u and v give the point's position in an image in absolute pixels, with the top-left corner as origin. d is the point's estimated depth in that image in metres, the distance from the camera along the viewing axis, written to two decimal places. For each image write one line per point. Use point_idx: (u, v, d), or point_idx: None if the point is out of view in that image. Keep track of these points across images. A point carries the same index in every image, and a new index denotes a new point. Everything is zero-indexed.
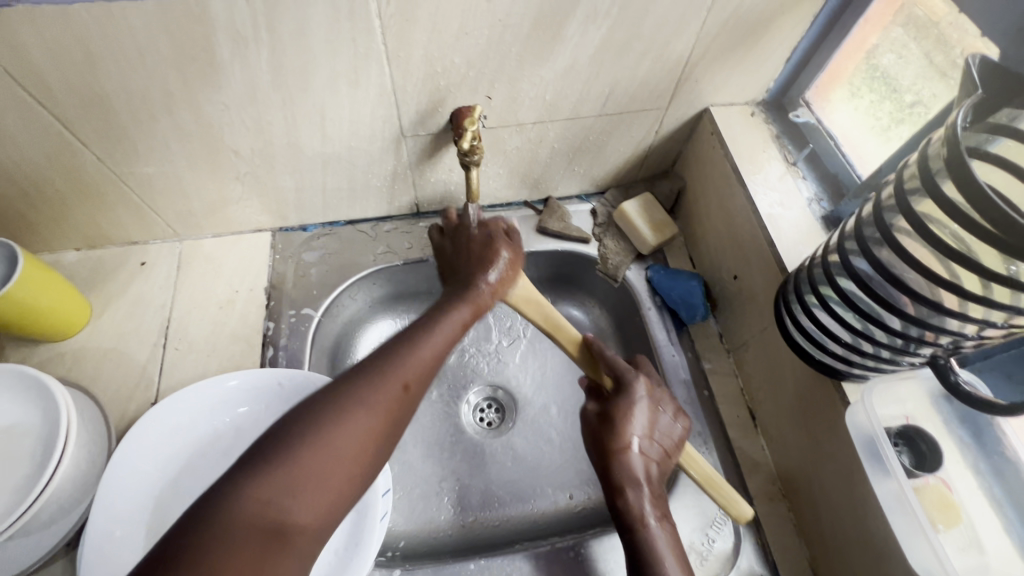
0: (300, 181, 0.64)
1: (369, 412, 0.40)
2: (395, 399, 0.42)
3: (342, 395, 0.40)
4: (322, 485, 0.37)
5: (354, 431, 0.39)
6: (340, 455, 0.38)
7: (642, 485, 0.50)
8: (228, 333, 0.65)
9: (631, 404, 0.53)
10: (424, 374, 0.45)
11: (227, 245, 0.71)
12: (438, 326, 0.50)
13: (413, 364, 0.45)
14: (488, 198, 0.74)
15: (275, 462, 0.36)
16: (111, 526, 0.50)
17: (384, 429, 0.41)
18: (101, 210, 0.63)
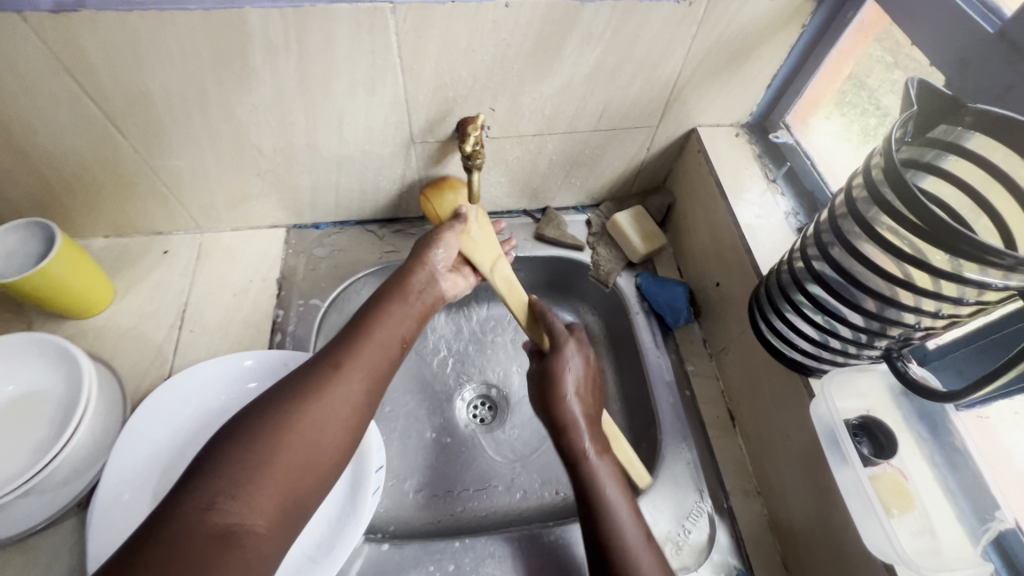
0: (316, 180, 0.69)
1: (309, 412, 0.45)
2: (330, 379, 0.48)
3: (275, 402, 0.45)
4: (274, 484, 0.42)
5: (295, 440, 0.44)
6: (282, 445, 0.43)
7: (584, 427, 0.55)
8: (240, 318, 0.69)
9: (564, 359, 0.59)
10: (362, 360, 0.51)
11: (245, 238, 0.76)
12: (379, 317, 0.56)
13: (352, 354, 0.51)
14: (490, 204, 0.79)
15: (221, 473, 0.40)
16: (120, 488, 0.54)
17: (327, 433, 0.46)
18: (132, 199, 0.68)
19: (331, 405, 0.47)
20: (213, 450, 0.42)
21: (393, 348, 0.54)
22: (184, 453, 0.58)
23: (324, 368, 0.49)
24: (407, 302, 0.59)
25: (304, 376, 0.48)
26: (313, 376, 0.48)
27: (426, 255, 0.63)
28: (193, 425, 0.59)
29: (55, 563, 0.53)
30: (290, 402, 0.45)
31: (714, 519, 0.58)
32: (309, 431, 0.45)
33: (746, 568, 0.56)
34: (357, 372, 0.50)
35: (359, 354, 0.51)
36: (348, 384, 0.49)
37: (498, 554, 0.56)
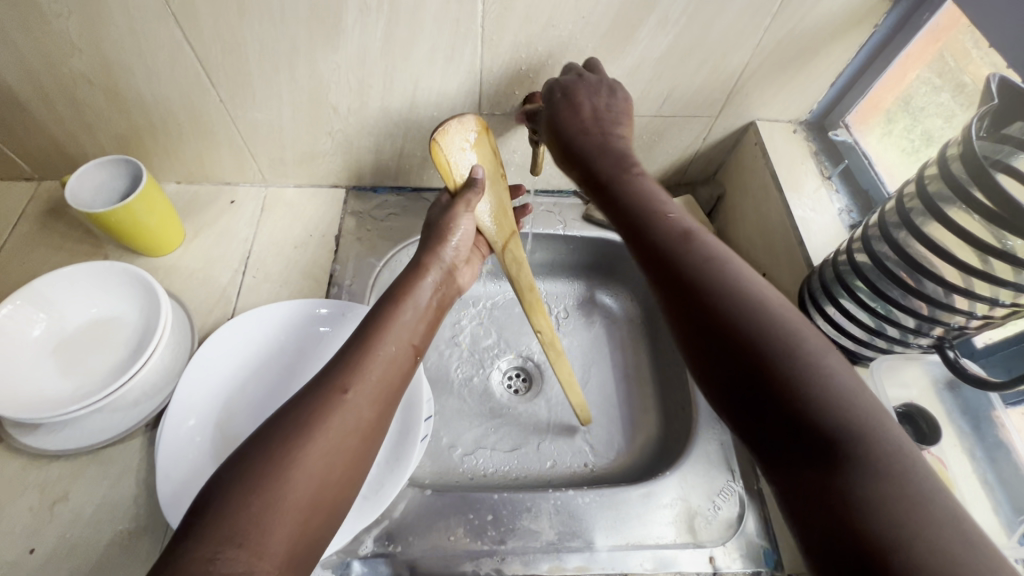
0: (382, 143, 0.72)
1: (312, 446, 0.42)
2: (338, 404, 0.45)
3: (281, 432, 0.42)
4: (284, 529, 0.38)
5: (299, 480, 0.40)
6: (290, 487, 0.39)
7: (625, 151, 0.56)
8: (300, 268, 0.72)
9: (576, 97, 0.57)
10: (369, 382, 0.48)
11: (307, 195, 0.79)
12: (389, 330, 0.52)
13: (361, 374, 0.48)
14: (542, 182, 0.81)
15: (226, 517, 0.37)
16: (187, 414, 0.57)
17: (335, 468, 0.42)
18: (208, 148, 0.72)
19: (337, 433, 0.43)
20: (220, 483, 0.39)
21: (401, 361, 0.52)
22: (246, 388, 0.62)
23: (331, 393, 0.46)
24: (416, 306, 0.57)
25: (307, 401, 0.45)
26: (316, 400, 0.45)
27: (436, 256, 0.61)
28: (256, 363, 0.63)
29: (125, 477, 0.56)
30: (292, 435, 0.42)
31: (744, 498, 0.60)
32: (316, 466, 0.41)
33: (774, 548, 0.57)
34: (365, 395, 0.47)
35: (366, 371, 0.48)
36: (355, 407, 0.46)
37: (534, 510, 0.58)
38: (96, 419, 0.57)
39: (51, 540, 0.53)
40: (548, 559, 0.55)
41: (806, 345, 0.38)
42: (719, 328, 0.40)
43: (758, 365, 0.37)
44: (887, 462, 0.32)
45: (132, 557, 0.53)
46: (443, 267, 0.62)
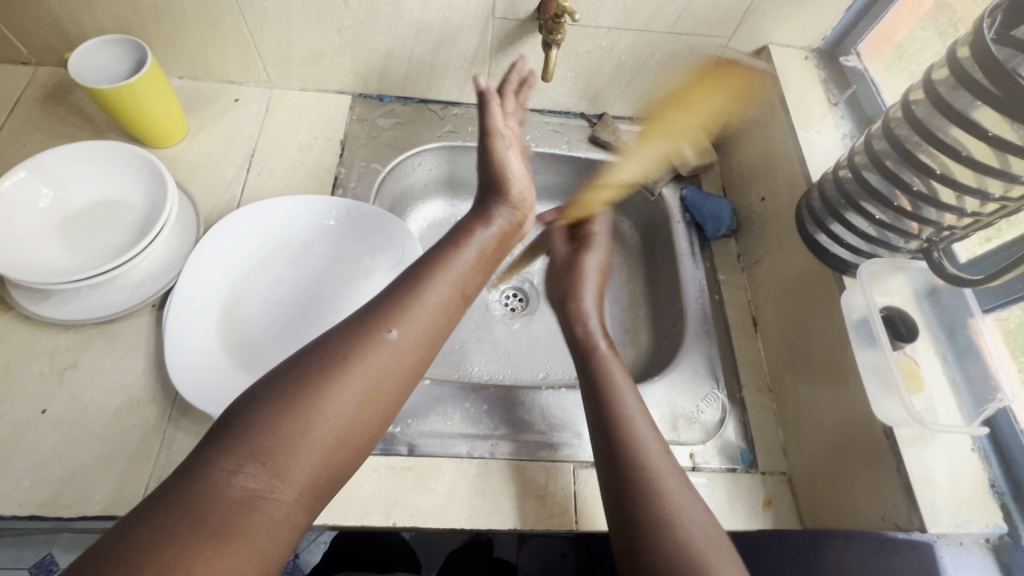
0: (392, 45, 0.71)
1: (345, 383, 0.42)
2: (379, 345, 0.45)
3: (321, 360, 0.43)
4: (306, 458, 0.39)
5: (327, 411, 0.41)
6: (322, 419, 0.40)
7: (591, 320, 0.65)
8: (305, 169, 0.72)
9: (587, 253, 0.71)
10: (414, 325, 0.47)
11: (312, 99, 0.78)
12: (439, 275, 0.51)
13: (404, 316, 0.47)
14: (551, 101, 0.81)
15: (253, 433, 0.38)
16: (194, 294, 0.58)
17: (366, 407, 0.43)
18: (212, 39, 0.70)
19: (377, 376, 0.44)
20: (254, 399, 0.40)
21: (451, 311, 0.51)
22: (251, 277, 0.63)
23: (377, 333, 0.45)
24: (475, 253, 0.55)
25: (347, 337, 0.44)
26: (358, 334, 0.45)
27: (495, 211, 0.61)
28: (263, 254, 0.64)
29: (133, 351, 0.57)
30: (332, 366, 0.42)
31: (727, 405, 0.63)
32: (346, 401, 0.42)
33: (751, 449, 0.61)
34: (409, 340, 0.46)
35: (414, 317, 0.47)
36: (394, 351, 0.45)
37: (528, 403, 0.62)
38: (100, 296, 0.58)
39: (62, 402, 0.54)
40: (539, 447, 0.59)
41: (663, 471, 0.49)
42: (593, 408, 0.55)
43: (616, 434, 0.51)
44: (678, 557, 0.43)
45: (141, 422, 0.54)
46: (512, 217, 0.62)
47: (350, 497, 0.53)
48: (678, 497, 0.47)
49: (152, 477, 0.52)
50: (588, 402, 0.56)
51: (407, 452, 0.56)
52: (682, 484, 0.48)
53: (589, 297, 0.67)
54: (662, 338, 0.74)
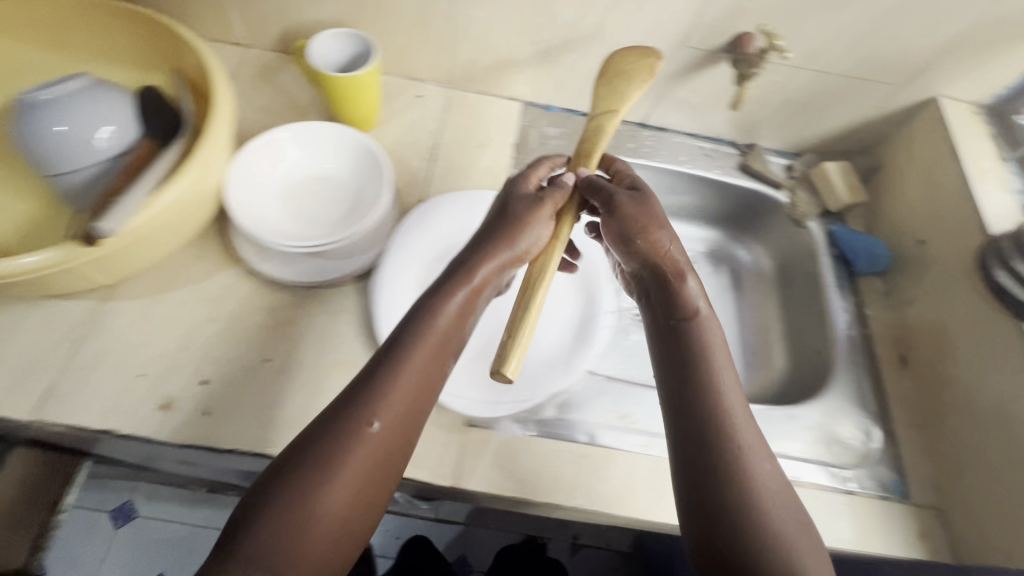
0: (578, 61, 0.76)
1: (335, 480, 0.41)
2: (360, 436, 0.42)
3: (307, 462, 0.41)
4: (319, 542, 0.40)
5: (326, 504, 0.40)
6: (320, 519, 0.40)
7: (687, 274, 0.51)
8: (483, 167, 0.77)
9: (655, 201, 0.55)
10: (395, 409, 0.44)
11: (487, 102, 0.83)
12: (416, 348, 0.46)
13: (382, 402, 0.44)
14: (707, 127, 0.85)
15: (253, 545, 0.38)
16: (399, 268, 0.65)
17: (359, 493, 0.42)
18: (415, 39, 0.76)
19: (364, 468, 0.42)
20: (253, 508, 0.40)
21: (431, 377, 0.46)
22: (443, 259, 0.68)
23: (353, 424, 0.43)
24: (450, 317, 0.48)
25: (323, 438, 0.42)
26: (335, 435, 0.42)
27: (489, 254, 0.51)
28: (454, 240, 0.69)
29: (341, 315, 0.63)
30: (315, 470, 0.41)
31: (878, 436, 0.66)
32: (339, 497, 0.41)
33: (903, 481, 0.63)
34: (391, 420, 0.44)
35: (391, 399, 0.44)
36: (381, 437, 0.43)
37: None
38: (315, 262, 0.64)
39: (283, 353, 0.60)
40: None
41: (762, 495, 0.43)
42: (680, 411, 0.46)
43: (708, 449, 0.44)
44: None
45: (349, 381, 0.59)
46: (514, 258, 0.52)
47: (537, 475, 0.57)
48: (770, 490, 0.43)
49: None
50: (667, 403, 0.47)
51: (586, 441, 0.60)
52: (788, 506, 0.43)
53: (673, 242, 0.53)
54: (803, 366, 0.77)
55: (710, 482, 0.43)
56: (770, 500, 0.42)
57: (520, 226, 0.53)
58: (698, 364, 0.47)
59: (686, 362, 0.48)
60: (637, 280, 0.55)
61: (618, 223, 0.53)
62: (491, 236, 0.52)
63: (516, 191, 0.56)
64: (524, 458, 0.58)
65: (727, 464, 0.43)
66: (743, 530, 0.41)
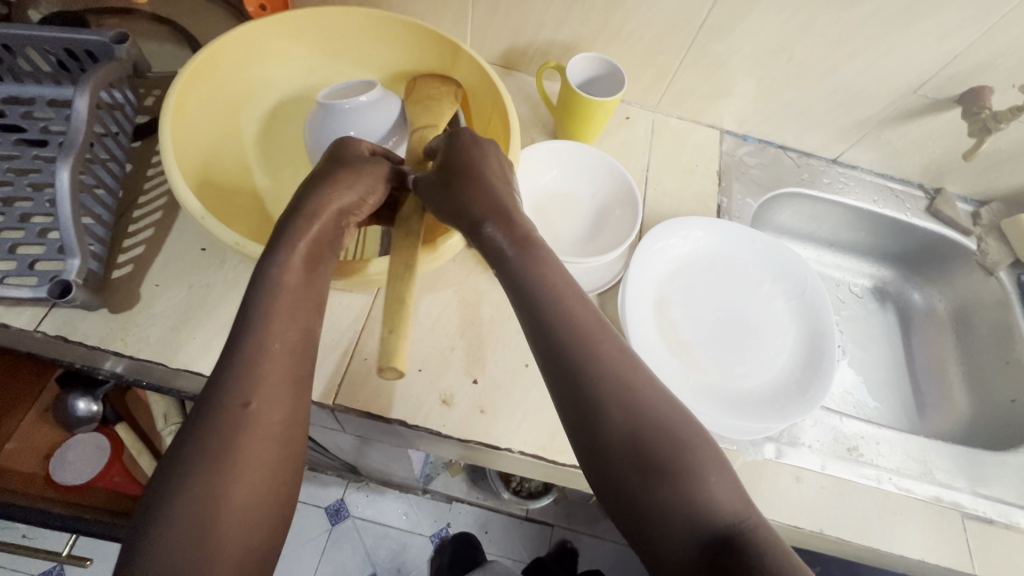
0: (797, 98, 0.79)
1: (236, 468, 0.38)
2: (234, 419, 0.39)
3: (195, 454, 0.38)
4: (237, 521, 0.37)
5: (244, 479, 0.38)
6: (233, 506, 0.37)
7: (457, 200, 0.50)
8: (692, 192, 0.80)
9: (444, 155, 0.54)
10: (273, 387, 0.41)
11: (688, 128, 0.86)
12: (272, 313, 0.43)
13: (255, 376, 0.41)
14: (899, 169, 0.87)
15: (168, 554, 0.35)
16: (639, 289, 0.67)
17: (263, 474, 0.39)
18: (642, 65, 0.79)
19: (259, 448, 0.39)
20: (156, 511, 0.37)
21: (300, 332, 0.44)
22: (671, 282, 0.71)
23: (229, 405, 0.40)
24: (299, 277, 0.45)
25: (204, 427, 0.39)
26: (213, 421, 0.39)
27: (311, 216, 0.47)
28: (679, 264, 0.72)
29: None
30: (212, 460, 0.38)
31: None
32: (256, 473, 0.39)
33: None
34: (275, 401, 0.41)
35: (274, 359, 0.42)
36: (267, 413, 0.40)
37: (903, 447, 0.68)
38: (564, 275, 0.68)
39: None
40: (926, 489, 0.64)
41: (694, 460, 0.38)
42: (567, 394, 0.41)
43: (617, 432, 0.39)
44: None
45: None
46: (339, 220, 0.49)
47: (781, 498, 0.60)
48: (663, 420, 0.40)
49: None
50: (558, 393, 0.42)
51: (822, 468, 0.63)
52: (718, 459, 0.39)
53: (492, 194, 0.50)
54: (990, 412, 0.79)
55: (593, 428, 0.40)
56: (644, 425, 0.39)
57: (348, 174, 0.50)
58: (556, 316, 0.43)
59: (542, 315, 0.44)
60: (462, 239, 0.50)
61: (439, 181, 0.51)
62: (315, 185, 0.49)
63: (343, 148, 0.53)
64: (767, 479, 0.61)
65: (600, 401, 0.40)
66: (660, 476, 0.38)
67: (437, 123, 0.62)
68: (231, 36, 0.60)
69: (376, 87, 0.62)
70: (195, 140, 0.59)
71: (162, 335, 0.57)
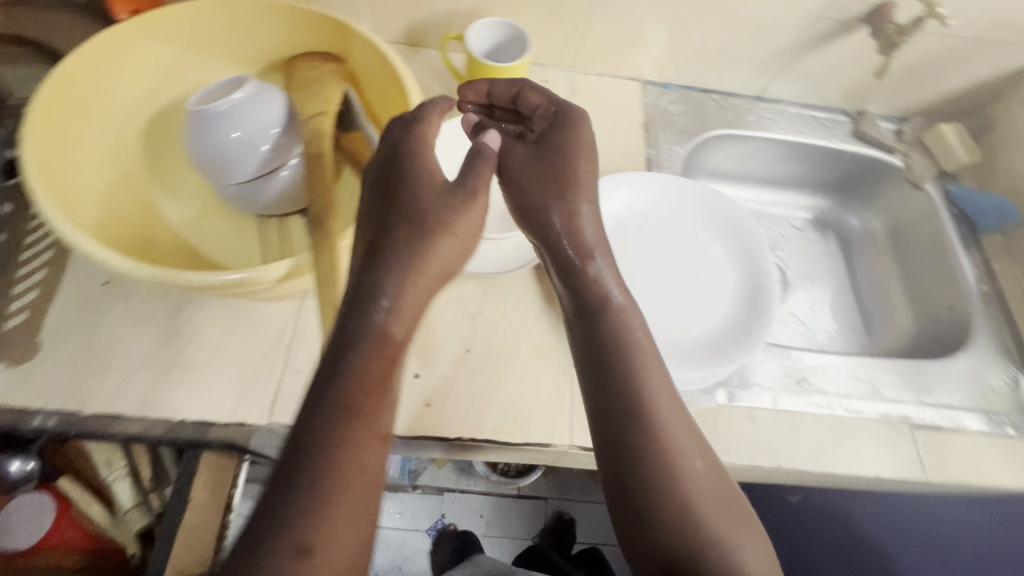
0: (709, 38, 0.78)
1: (330, 547, 0.33)
2: (342, 489, 0.35)
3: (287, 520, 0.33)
4: None
5: (333, 562, 0.33)
6: None
7: (564, 208, 0.50)
8: (619, 148, 0.78)
9: (552, 148, 0.52)
10: (376, 453, 0.37)
11: (608, 83, 0.84)
12: (370, 360, 0.39)
13: (356, 439, 0.37)
14: (821, 97, 0.87)
15: None
16: None
17: (356, 551, 0.35)
18: (549, 23, 0.76)
19: (353, 527, 0.35)
20: None
21: (389, 389, 0.40)
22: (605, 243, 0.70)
23: (336, 471, 0.35)
24: (408, 323, 0.42)
25: (297, 488, 0.34)
26: (309, 484, 0.35)
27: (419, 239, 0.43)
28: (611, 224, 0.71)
29: (527, 302, 0.65)
30: (302, 532, 0.33)
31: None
32: (348, 552, 0.34)
33: None
34: (374, 464, 0.37)
35: (371, 415, 0.38)
36: (364, 481, 0.36)
37: (850, 371, 0.70)
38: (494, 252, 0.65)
39: (481, 343, 0.62)
40: (875, 406, 0.66)
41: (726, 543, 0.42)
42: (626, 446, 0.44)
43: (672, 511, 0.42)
44: None
45: (549, 365, 0.61)
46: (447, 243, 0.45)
47: (738, 440, 0.60)
48: (707, 504, 0.43)
49: (571, 414, 0.59)
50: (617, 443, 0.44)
51: (774, 404, 0.64)
52: (750, 544, 0.43)
53: (584, 204, 0.50)
54: (932, 323, 0.81)
55: (637, 497, 0.43)
56: (687, 497, 0.42)
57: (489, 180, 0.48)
58: (627, 376, 0.46)
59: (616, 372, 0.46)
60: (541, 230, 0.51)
61: (526, 178, 0.51)
62: (426, 183, 0.46)
63: (429, 116, 0.50)
64: (722, 424, 0.61)
65: (647, 446, 0.43)
66: (678, 549, 0.41)
67: (327, 109, 0.59)
68: (77, 59, 0.54)
69: (249, 82, 0.58)
70: (75, 187, 0.55)
71: (70, 382, 0.53)
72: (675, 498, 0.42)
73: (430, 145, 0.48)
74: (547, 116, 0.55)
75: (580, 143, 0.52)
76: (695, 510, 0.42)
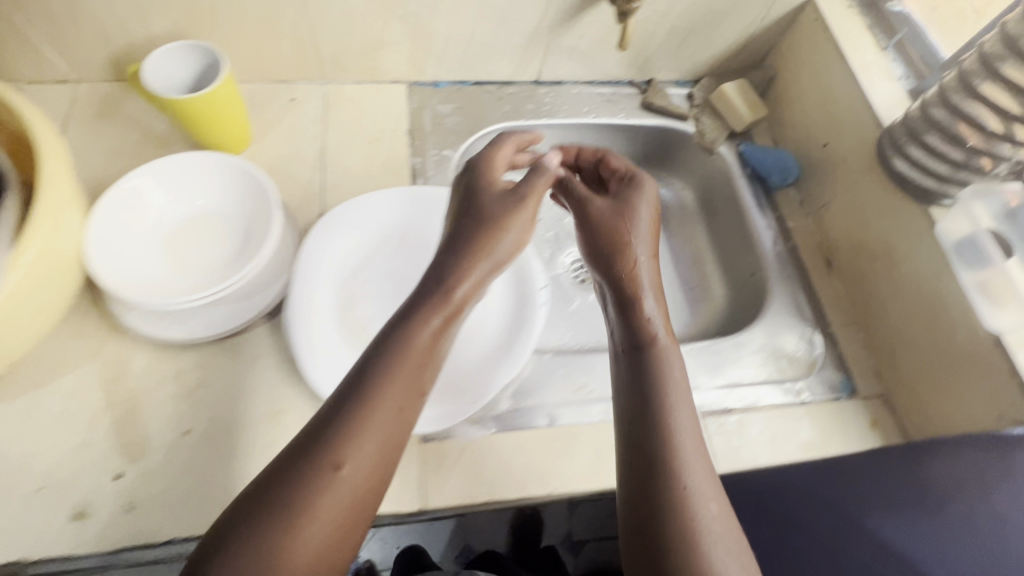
0: (453, 29, 0.71)
1: (353, 463, 0.37)
2: (382, 421, 0.39)
3: (335, 426, 0.38)
4: (310, 532, 0.35)
5: (336, 490, 0.36)
6: (327, 506, 0.36)
7: (631, 250, 0.51)
8: (379, 163, 0.71)
9: (638, 197, 0.55)
10: (405, 418, 0.40)
11: (368, 90, 0.76)
12: (409, 346, 0.42)
13: (392, 397, 0.40)
14: (602, 72, 0.82)
15: (257, 520, 0.35)
16: (308, 301, 0.59)
17: (359, 479, 0.37)
18: (270, 36, 0.68)
19: (369, 466, 0.38)
20: (278, 474, 0.37)
21: (418, 393, 0.42)
22: (358, 275, 0.64)
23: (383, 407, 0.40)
24: (470, 288, 0.47)
25: (345, 408, 0.39)
26: (352, 408, 0.39)
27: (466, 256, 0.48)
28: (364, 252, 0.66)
29: (259, 361, 0.57)
30: (335, 443, 0.37)
31: (821, 349, 0.68)
32: (358, 484, 0.37)
33: (845, 378, 0.66)
34: (396, 424, 0.40)
35: (405, 379, 0.41)
36: (380, 434, 0.39)
37: None
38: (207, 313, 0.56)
39: (201, 420, 0.54)
40: None
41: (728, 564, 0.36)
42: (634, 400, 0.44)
43: (669, 513, 0.38)
44: None
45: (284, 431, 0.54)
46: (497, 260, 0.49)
47: (506, 472, 0.55)
48: (715, 513, 0.38)
49: None
50: (624, 402, 0.44)
51: (548, 423, 0.58)
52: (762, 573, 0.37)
53: (644, 251, 0.52)
54: (742, 291, 0.78)
55: (645, 485, 0.39)
56: (700, 496, 0.39)
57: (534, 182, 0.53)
58: (653, 371, 0.45)
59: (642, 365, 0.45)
60: (602, 271, 0.52)
61: (598, 227, 0.54)
62: (487, 193, 0.52)
63: (499, 149, 0.56)
64: (487, 458, 0.55)
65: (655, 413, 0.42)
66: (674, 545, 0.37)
67: None
68: None
69: None
70: None
71: None
72: (669, 486, 0.39)
73: (498, 170, 0.54)
74: (623, 180, 0.58)
75: (641, 191, 0.55)
76: (681, 424, 0.42)
